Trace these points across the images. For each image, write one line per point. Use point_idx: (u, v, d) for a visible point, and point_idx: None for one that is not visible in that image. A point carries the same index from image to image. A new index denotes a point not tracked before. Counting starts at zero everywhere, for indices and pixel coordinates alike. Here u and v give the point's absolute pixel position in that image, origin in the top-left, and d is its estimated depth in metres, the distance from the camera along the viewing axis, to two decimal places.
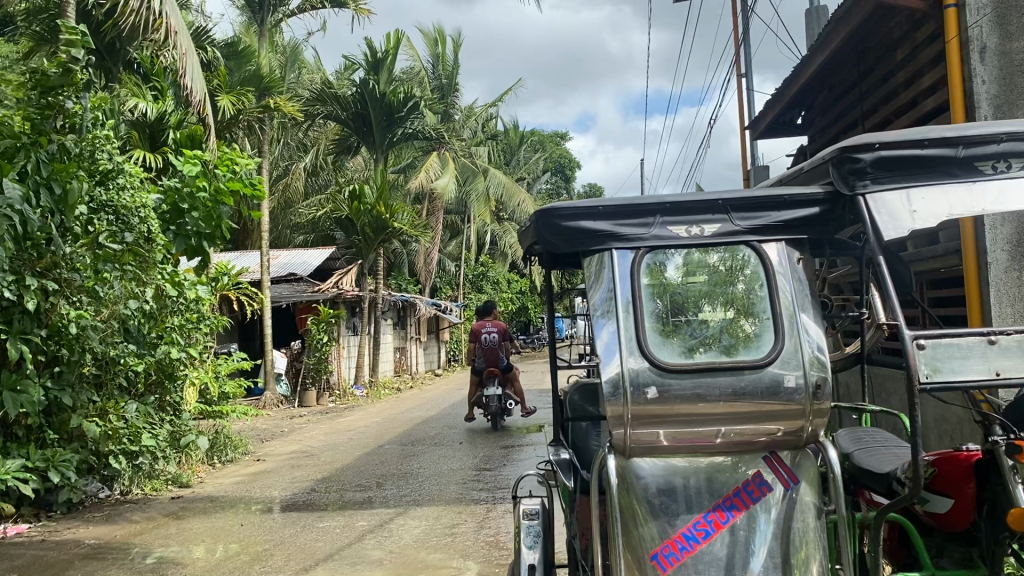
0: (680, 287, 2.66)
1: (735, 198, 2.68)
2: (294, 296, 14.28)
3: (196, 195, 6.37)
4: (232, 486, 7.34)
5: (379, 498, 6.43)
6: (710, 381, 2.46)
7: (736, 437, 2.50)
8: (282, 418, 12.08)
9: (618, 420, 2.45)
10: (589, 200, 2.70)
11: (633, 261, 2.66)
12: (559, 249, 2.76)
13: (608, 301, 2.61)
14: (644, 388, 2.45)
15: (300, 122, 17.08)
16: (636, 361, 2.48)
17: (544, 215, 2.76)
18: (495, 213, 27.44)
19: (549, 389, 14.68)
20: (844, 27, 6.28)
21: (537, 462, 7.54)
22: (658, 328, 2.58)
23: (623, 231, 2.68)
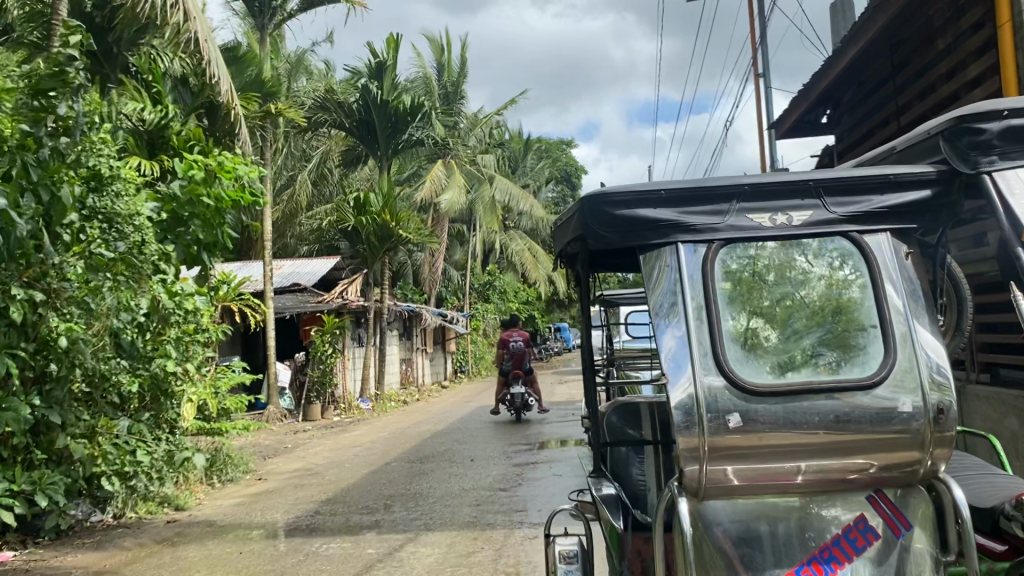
0: (762, 292, 2.43)
1: (826, 180, 2.47)
2: (298, 307, 13.92)
3: (197, 202, 6.08)
4: (231, 509, 6.95)
5: (388, 521, 6.04)
6: (807, 405, 2.20)
7: (819, 475, 2.24)
8: (286, 433, 11.69)
9: (694, 453, 2.17)
10: (648, 186, 2.51)
11: (706, 255, 2.44)
12: (609, 243, 2.56)
13: (673, 301, 2.37)
14: (725, 415, 2.18)
15: (304, 131, 16.78)
16: (713, 379, 2.23)
17: (590, 203, 2.57)
18: (501, 222, 27.13)
19: (559, 402, 14.29)
20: (881, 17, 5.96)
21: (554, 481, 7.16)
22: (740, 343, 2.35)
23: (690, 220, 2.47)
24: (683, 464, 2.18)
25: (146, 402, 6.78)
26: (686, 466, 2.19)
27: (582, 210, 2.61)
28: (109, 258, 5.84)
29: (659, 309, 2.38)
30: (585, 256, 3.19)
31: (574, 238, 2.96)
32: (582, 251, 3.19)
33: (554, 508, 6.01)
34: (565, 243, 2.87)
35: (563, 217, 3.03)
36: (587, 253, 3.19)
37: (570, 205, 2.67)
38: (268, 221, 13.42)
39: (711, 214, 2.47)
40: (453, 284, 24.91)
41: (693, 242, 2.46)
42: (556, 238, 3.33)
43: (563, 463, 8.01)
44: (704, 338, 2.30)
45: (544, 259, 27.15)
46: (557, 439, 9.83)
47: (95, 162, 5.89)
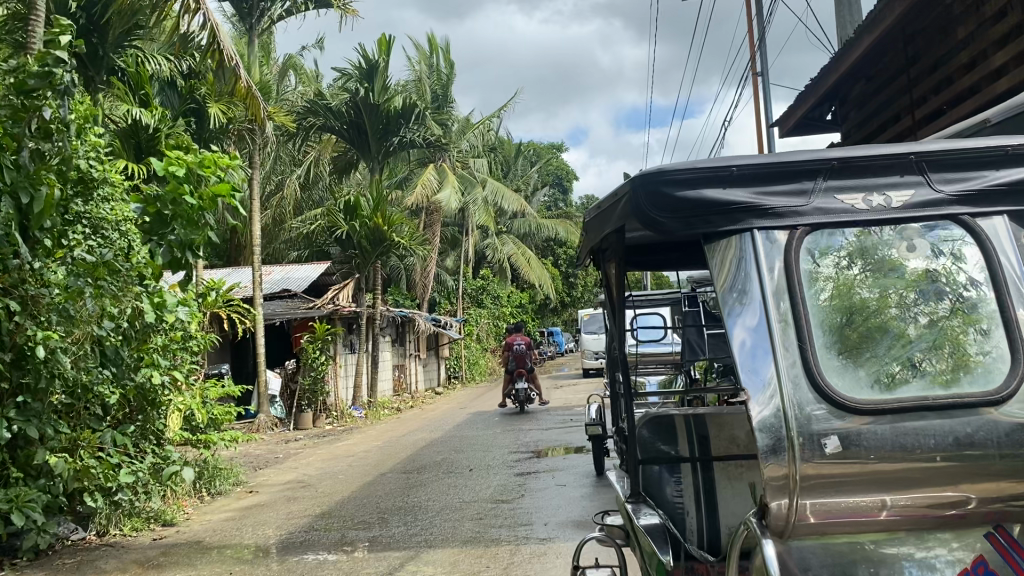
0: (857, 294, 2.36)
1: (931, 154, 2.39)
2: (289, 313, 13.57)
3: (179, 201, 5.75)
4: (222, 524, 6.65)
5: (387, 537, 5.73)
6: (919, 427, 2.12)
7: (909, 511, 2.14)
8: (278, 443, 11.37)
9: (784, 485, 2.06)
10: (716, 165, 2.45)
11: (789, 240, 2.37)
12: (669, 229, 2.48)
13: (741, 293, 2.33)
14: (821, 439, 2.09)
15: (292, 134, 16.42)
16: (802, 393, 2.15)
17: (649, 184, 2.50)
18: (493, 227, 26.82)
19: (556, 409, 13.98)
20: (895, 11, 5.71)
21: (558, 491, 6.87)
22: (839, 352, 2.27)
23: (770, 202, 2.40)
24: (771, 497, 2.07)
25: (132, 412, 6.47)
26: (774, 499, 2.07)
27: (637, 194, 2.54)
28: (92, 263, 5.54)
29: (728, 312, 2.33)
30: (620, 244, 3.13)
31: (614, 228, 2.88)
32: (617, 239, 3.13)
33: (561, 522, 5.73)
34: (608, 232, 2.79)
35: (600, 206, 2.96)
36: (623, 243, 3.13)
37: (620, 189, 2.60)
38: (257, 226, 13.05)
39: (790, 190, 2.41)
40: (445, 289, 24.56)
41: (775, 229, 2.38)
42: (587, 233, 3.27)
43: (567, 472, 7.72)
44: (792, 334, 2.25)
45: (536, 263, 26.84)
46: (559, 447, 9.53)
47: (82, 164, 5.57)
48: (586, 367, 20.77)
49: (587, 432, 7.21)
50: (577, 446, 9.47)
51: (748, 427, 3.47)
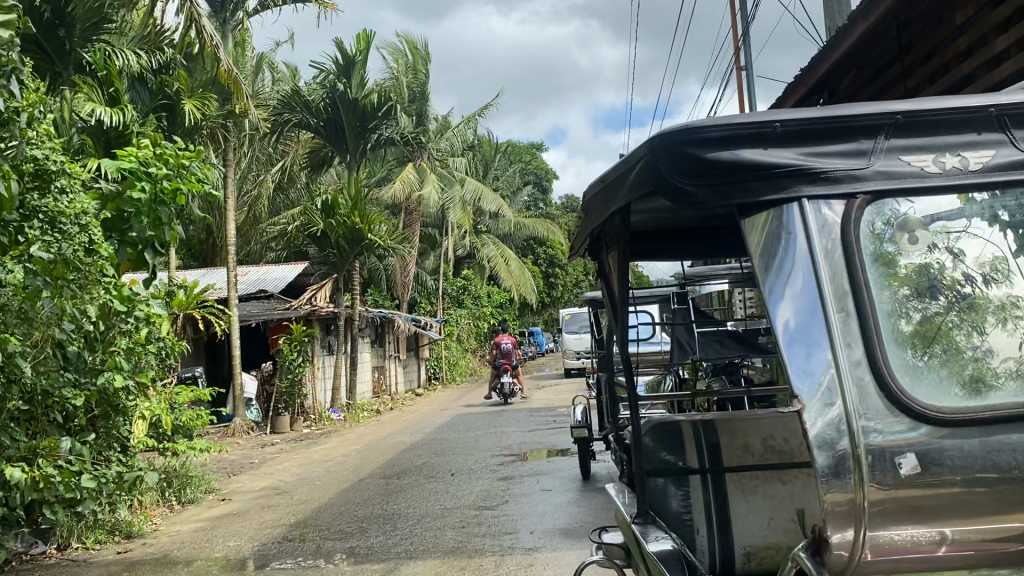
0: (919, 272, 2.07)
1: (1013, 106, 2.08)
2: (265, 314, 13.23)
3: (137, 200, 5.39)
4: (192, 535, 6.35)
5: (364, 548, 5.45)
6: (1014, 442, 1.91)
7: (979, 543, 1.93)
8: (255, 448, 11.04)
9: (852, 514, 1.84)
10: (757, 120, 2.11)
11: (845, 213, 2.06)
12: (697, 198, 2.16)
13: (788, 271, 2.03)
14: (897, 461, 1.86)
15: (266, 132, 16.01)
16: (871, 405, 1.90)
17: (671, 143, 2.17)
18: (473, 226, 26.50)
19: (539, 409, 13.74)
20: (883, 6, 5.54)
21: (544, 496, 6.62)
22: (908, 345, 2.00)
23: (819, 163, 2.08)
24: (831, 527, 1.85)
25: (94, 419, 6.12)
26: (833, 531, 1.85)
27: (657, 156, 2.21)
28: (48, 261, 5.03)
29: (771, 287, 2.04)
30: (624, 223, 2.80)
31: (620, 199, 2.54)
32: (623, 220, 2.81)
33: (549, 529, 5.49)
34: (617, 206, 2.46)
35: (604, 177, 2.61)
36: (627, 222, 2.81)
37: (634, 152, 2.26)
38: (232, 226, 12.63)
39: (843, 151, 2.09)
40: (425, 290, 24.21)
41: (837, 198, 2.07)
42: (588, 211, 2.94)
43: (553, 476, 7.46)
44: (852, 326, 1.97)
45: (516, 263, 26.56)
46: (542, 449, 9.27)
47: (36, 153, 5.03)
48: (568, 366, 20.58)
49: (574, 434, 6.96)
50: (561, 449, 9.22)
51: (762, 435, 3.27)
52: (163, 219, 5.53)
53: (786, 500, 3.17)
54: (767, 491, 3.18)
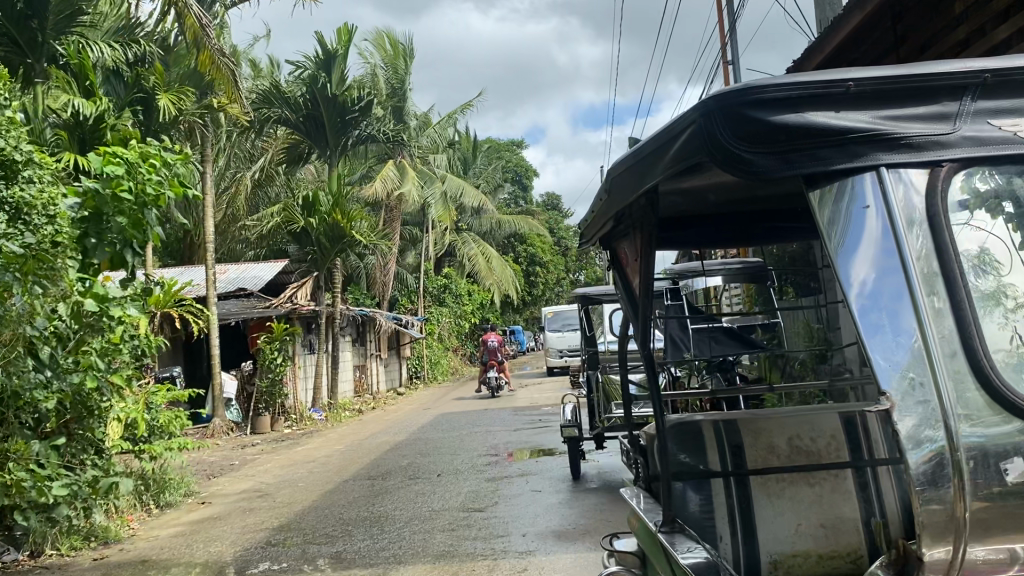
0: (1002, 247, 1.82)
1: None
2: (244, 313, 13.00)
3: (121, 200, 5.15)
4: (172, 540, 6.14)
5: (352, 552, 5.27)
6: None
7: None
8: (235, 449, 10.82)
9: (950, 527, 1.63)
10: (826, 78, 1.87)
11: (929, 184, 1.80)
12: (757, 166, 1.92)
13: (871, 245, 1.78)
14: (997, 465, 1.64)
15: (245, 128, 15.74)
16: (969, 400, 1.66)
17: (725, 105, 1.95)
18: (454, 224, 26.31)
19: (523, 407, 13.60)
20: None
21: (534, 497, 6.47)
22: (1001, 333, 1.76)
23: (894, 126, 1.83)
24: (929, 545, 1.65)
25: (67, 421, 5.88)
26: (930, 546, 1.65)
27: (709, 119, 1.98)
28: (18, 255, 4.81)
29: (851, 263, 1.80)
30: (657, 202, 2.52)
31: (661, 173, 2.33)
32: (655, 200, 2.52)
33: (541, 531, 5.33)
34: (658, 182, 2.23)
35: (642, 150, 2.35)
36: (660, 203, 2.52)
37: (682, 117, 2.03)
38: (210, 223, 12.39)
39: (924, 114, 1.84)
40: (406, 288, 24.01)
41: (912, 166, 1.81)
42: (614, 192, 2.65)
43: (542, 476, 7.31)
44: (943, 302, 1.72)
45: (498, 261, 26.41)
46: (529, 449, 9.13)
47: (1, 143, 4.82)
48: (551, 365, 20.50)
49: (563, 434, 6.83)
50: (548, 448, 9.08)
51: (788, 433, 2.92)
52: (147, 221, 5.31)
53: (815, 505, 2.81)
54: (794, 494, 2.83)
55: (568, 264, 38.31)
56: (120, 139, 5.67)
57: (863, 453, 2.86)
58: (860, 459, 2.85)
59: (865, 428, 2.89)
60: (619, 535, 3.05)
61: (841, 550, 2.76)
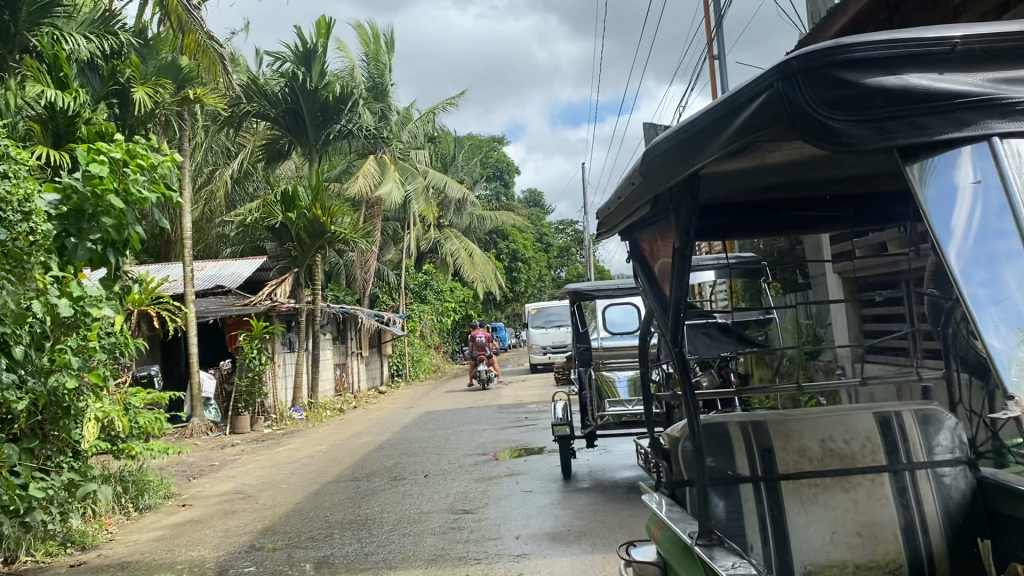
0: None
1: None
2: (222, 310, 12.76)
3: (102, 198, 4.94)
4: (152, 544, 5.94)
5: (339, 557, 5.10)
6: None
7: None
8: (214, 449, 10.60)
9: None
10: (930, 36, 1.81)
11: None
12: (847, 136, 1.80)
13: (985, 231, 1.70)
14: None
15: (223, 124, 15.45)
16: None
17: (813, 64, 1.83)
18: (435, 221, 26.10)
19: (507, 405, 13.46)
20: None
21: (525, 498, 6.33)
22: None
23: (1004, 92, 1.77)
24: None
25: (41, 423, 5.63)
26: None
27: (791, 83, 1.85)
28: None
29: (963, 250, 1.71)
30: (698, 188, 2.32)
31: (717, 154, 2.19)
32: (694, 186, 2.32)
33: (535, 534, 5.19)
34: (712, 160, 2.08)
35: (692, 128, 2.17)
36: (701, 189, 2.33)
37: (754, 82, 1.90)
38: (188, 219, 12.14)
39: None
40: (387, 285, 23.77)
41: (1015, 136, 1.74)
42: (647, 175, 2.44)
43: (532, 476, 7.19)
44: None
45: (479, 257, 26.22)
46: (515, 448, 9.00)
47: None
48: (534, 362, 20.42)
49: (554, 433, 6.71)
50: (535, 447, 8.95)
51: (820, 435, 2.70)
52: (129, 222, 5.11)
53: (850, 512, 2.58)
54: (829, 500, 2.59)
55: (549, 261, 38.19)
56: (97, 134, 5.44)
57: (901, 456, 2.64)
58: (897, 462, 2.64)
59: (902, 430, 2.68)
60: (636, 543, 2.90)
61: (880, 559, 2.52)
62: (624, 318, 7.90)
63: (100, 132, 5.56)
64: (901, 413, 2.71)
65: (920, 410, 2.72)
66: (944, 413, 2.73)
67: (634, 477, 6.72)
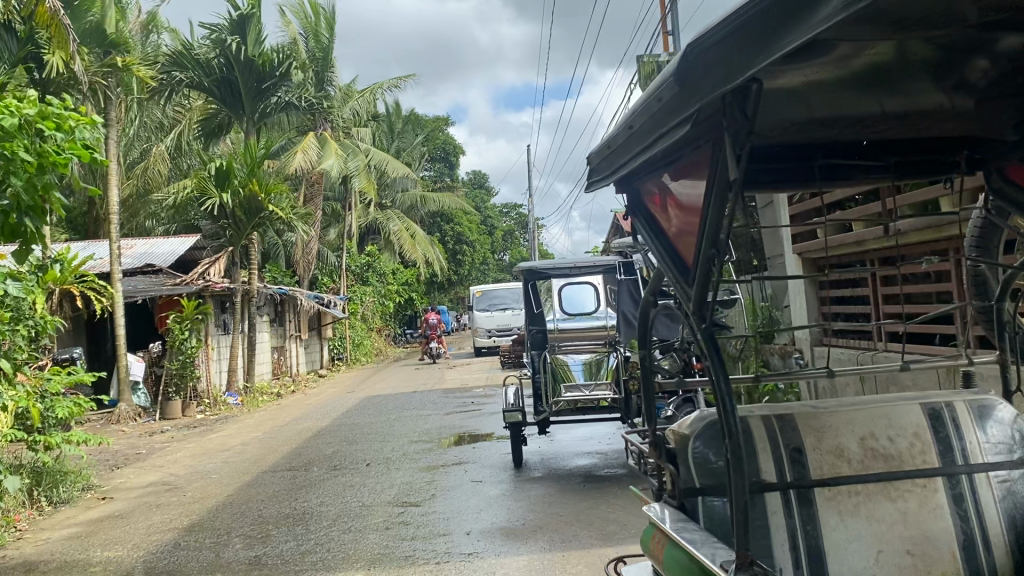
0: None
1: None
2: (152, 290, 12.07)
3: (10, 162, 4.29)
4: (65, 543, 5.39)
5: (273, 558, 4.65)
6: None
7: None
8: (142, 436, 9.98)
9: None
10: None
11: None
12: None
13: None
14: None
15: (152, 95, 14.60)
16: None
17: None
18: (377, 201, 25.44)
19: (452, 389, 13.04)
20: None
21: (475, 488, 5.94)
22: None
23: None
24: None
25: None
26: None
27: None
28: None
29: None
30: (748, 99, 1.70)
31: (773, 63, 1.73)
32: (741, 102, 1.72)
33: (486, 531, 4.78)
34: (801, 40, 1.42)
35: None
36: (755, 101, 1.71)
37: None
38: (115, 194, 11.38)
39: None
40: (327, 266, 23.09)
41: None
42: (678, 86, 1.76)
43: (480, 464, 6.80)
44: None
45: (422, 238, 25.67)
46: (461, 434, 8.60)
47: None
48: (478, 345, 20.07)
49: (505, 419, 6.32)
50: (483, 433, 8.58)
51: (859, 433, 2.35)
52: (45, 188, 4.49)
53: (897, 526, 2.25)
54: (872, 511, 2.26)
55: (494, 244, 37.77)
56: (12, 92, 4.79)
57: (957, 457, 2.31)
58: (953, 463, 2.30)
59: (955, 423, 2.34)
60: (626, 559, 2.53)
61: None
62: (579, 299, 7.52)
63: (17, 94, 4.90)
64: (951, 403, 2.38)
65: (973, 400, 2.39)
66: (1001, 402, 2.39)
67: (589, 466, 6.38)
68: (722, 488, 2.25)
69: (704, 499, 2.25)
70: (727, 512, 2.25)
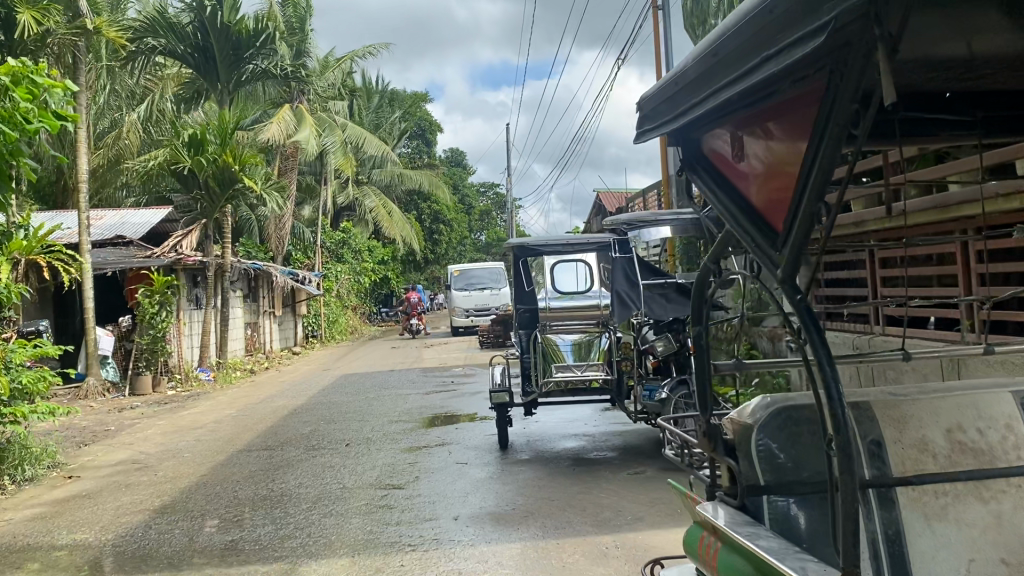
0: None
1: None
2: (122, 262, 11.69)
3: None
4: (28, 524, 5.12)
5: (250, 543, 4.41)
6: None
7: None
8: (111, 412, 9.66)
9: None
10: None
11: None
12: None
13: None
14: None
15: (122, 62, 14.10)
16: None
17: None
18: (353, 177, 25.01)
19: (430, 368, 12.80)
20: None
21: (460, 470, 5.74)
22: None
23: None
24: None
25: None
26: None
27: None
28: None
29: None
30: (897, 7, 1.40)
31: None
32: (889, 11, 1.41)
33: (475, 516, 4.58)
34: None
35: None
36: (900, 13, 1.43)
37: None
38: (84, 162, 10.97)
39: None
40: (302, 242, 22.67)
41: None
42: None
43: (463, 446, 6.60)
44: None
45: (399, 215, 25.30)
46: (443, 414, 8.39)
47: None
48: (455, 325, 19.83)
49: (491, 400, 6.12)
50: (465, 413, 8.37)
51: (944, 424, 2.15)
52: (14, 155, 4.20)
53: (990, 529, 2.09)
54: (961, 514, 2.08)
55: (470, 223, 37.43)
56: None
57: None
58: None
59: None
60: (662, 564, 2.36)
61: None
62: (568, 277, 7.31)
63: None
64: None
65: None
66: None
67: (578, 448, 6.21)
68: (795, 485, 2.08)
69: (772, 499, 2.07)
70: (798, 514, 2.08)
